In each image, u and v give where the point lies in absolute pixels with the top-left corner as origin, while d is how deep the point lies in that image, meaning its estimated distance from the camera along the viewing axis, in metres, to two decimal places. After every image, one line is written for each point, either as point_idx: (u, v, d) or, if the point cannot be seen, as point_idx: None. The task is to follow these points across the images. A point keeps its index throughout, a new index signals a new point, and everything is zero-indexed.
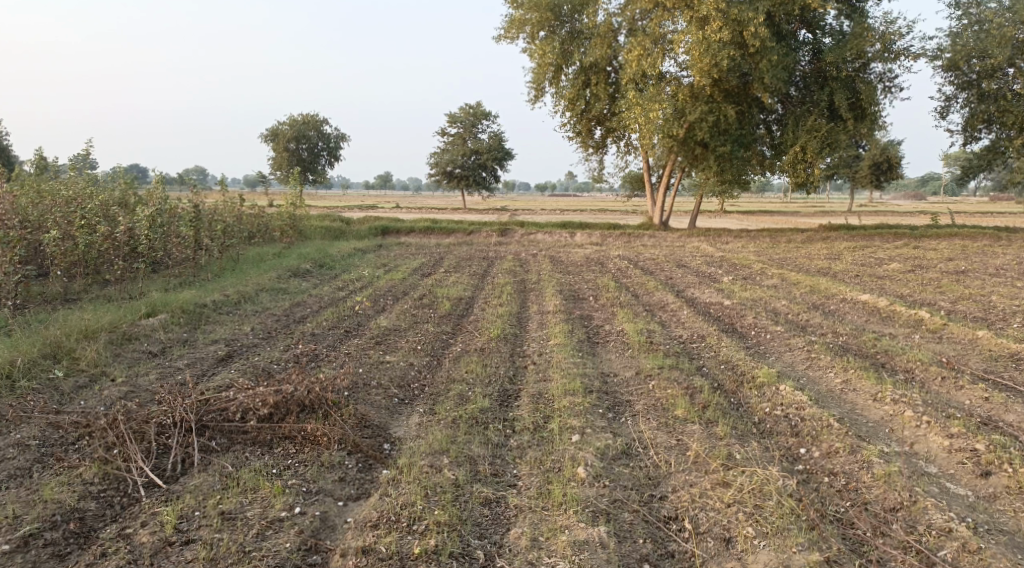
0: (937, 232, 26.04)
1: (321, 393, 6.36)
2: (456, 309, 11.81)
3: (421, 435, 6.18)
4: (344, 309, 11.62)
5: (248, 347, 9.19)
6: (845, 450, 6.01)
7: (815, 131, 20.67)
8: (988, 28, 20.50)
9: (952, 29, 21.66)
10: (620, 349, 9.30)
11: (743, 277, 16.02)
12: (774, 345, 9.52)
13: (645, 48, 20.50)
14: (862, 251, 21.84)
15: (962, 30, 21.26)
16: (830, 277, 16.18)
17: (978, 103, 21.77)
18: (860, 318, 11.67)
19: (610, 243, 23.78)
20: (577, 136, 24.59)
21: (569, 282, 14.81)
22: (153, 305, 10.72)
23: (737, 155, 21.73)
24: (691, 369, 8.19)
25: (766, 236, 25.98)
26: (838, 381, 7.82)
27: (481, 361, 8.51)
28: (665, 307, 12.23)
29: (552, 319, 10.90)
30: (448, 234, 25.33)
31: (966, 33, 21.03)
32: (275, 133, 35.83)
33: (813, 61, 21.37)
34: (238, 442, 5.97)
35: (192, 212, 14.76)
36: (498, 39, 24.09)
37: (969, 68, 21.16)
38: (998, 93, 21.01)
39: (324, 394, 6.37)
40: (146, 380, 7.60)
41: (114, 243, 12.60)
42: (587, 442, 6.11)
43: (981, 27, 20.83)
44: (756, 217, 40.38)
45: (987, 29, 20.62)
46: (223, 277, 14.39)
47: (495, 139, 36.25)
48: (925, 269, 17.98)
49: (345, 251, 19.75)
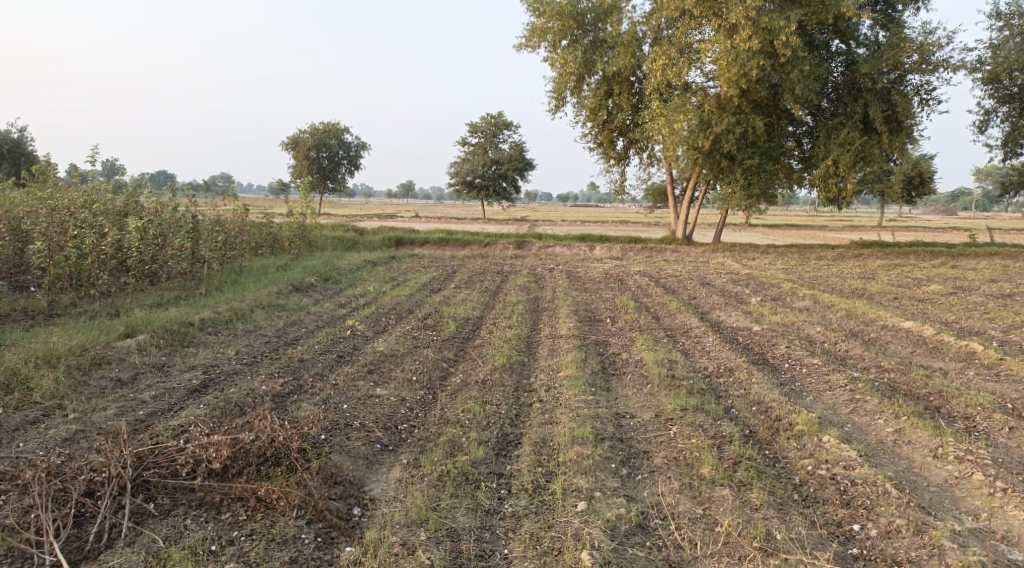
0: (975, 250, 24.74)
1: (286, 443, 5.52)
2: (462, 331, 10.90)
3: (399, 497, 5.31)
4: (340, 331, 10.74)
5: (227, 375, 8.33)
6: (909, 530, 5.02)
7: (848, 144, 19.66)
8: None
9: (992, 41, 20.48)
10: (638, 383, 8.33)
11: (772, 299, 14.94)
12: (812, 382, 8.51)
13: (670, 57, 19.57)
14: (898, 271, 20.72)
15: (1003, 42, 20.04)
16: (865, 300, 15.10)
17: (1020, 117, 20.58)
18: (905, 350, 10.62)
19: (631, 257, 22.77)
20: (598, 147, 23.63)
21: (585, 301, 13.85)
22: (132, 324, 9.92)
23: (765, 168, 20.62)
24: (719, 412, 7.19)
25: (794, 252, 24.82)
26: (889, 430, 6.81)
27: (481, 396, 7.58)
28: (687, 333, 11.22)
29: (564, 346, 9.95)
30: (463, 245, 24.45)
31: (1008, 44, 19.79)
32: (295, 142, 35.21)
33: (846, 72, 20.23)
34: (181, 503, 5.14)
35: (191, 220, 13.91)
36: (519, 47, 23.21)
37: (1011, 81, 19.97)
38: None
39: (290, 444, 5.53)
40: (101, 417, 6.77)
41: (103, 254, 11.70)
42: (595, 512, 5.16)
43: None
44: (783, 232, 39.21)
45: None
46: (220, 292, 13.61)
47: (515, 149, 35.39)
48: (967, 292, 16.86)
49: (354, 263, 18.96)
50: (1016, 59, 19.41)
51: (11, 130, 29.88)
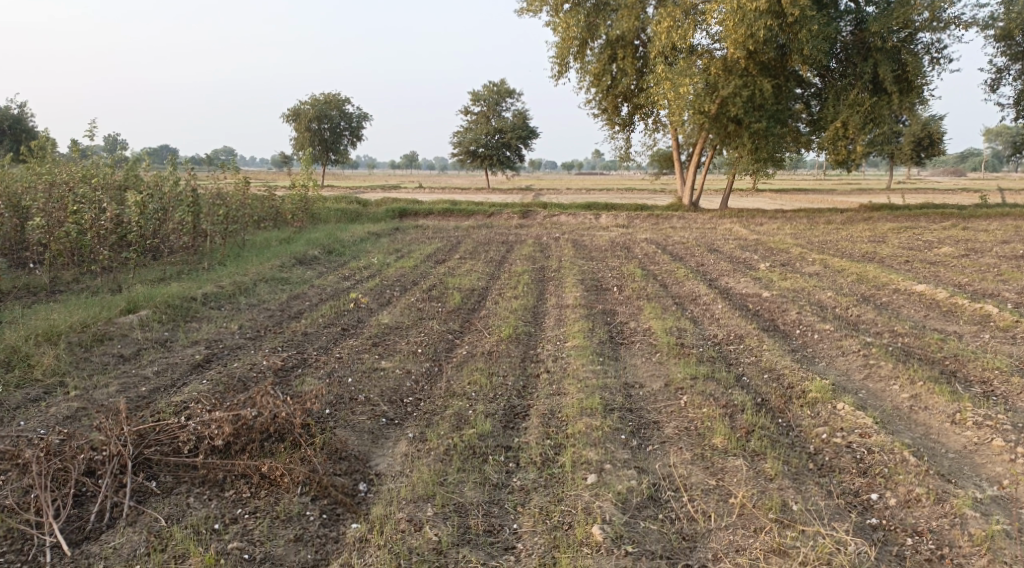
0: (987, 211, 24.42)
1: (289, 418, 5.43)
2: (467, 302, 10.77)
3: (405, 473, 5.21)
4: (344, 303, 10.60)
5: (230, 350, 8.21)
6: (930, 499, 4.89)
7: (857, 106, 19.32)
8: None
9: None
10: (647, 352, 8.20)
11: (781, 264, 14.73)
12: (823, 348, 8.37)
13: (675, 19, 19.13)
14: (908, 234, 20.46)
15: None
16: (875, 264, 14.88)
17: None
18: (918, 314, 10.45)
19: (638, 225, 22.52)
20: (602, 113, 23.27)
21: (592, 269, 13.68)
22: (134, 299, 9.80)
23: (773, 131, 20.20)
24: (730, 380, 7.05)
25: (802, 216, 24.52)
26: (905, 396, 6.68)
27: (487, 368, 7.45)
28: (696, 300, 11.05)
29: (571, 315, 9.80)
30: (468, 215, 24.23)
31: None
32: (296, 114, 34.83)
33: (855, 31, 19.77)
34: (184, 481, 5.06)
35: (192, 193, 13.68)
36: (520, 12, 22.78)
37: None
38: None
39: (294, 419, 5.43)
40: (103, 394, 6.66)
41: (103, 230, 11.48)
42: (606, 485, 5.04)
43: None
44: (790, 197, 38.86)
45: None
46: (224, 266, 13.48)
47: (518, 117, 34.98)
48: (980, 253, 16.62)
49: (358, 235, 18.79)
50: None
51: (11, 107, 29.65)
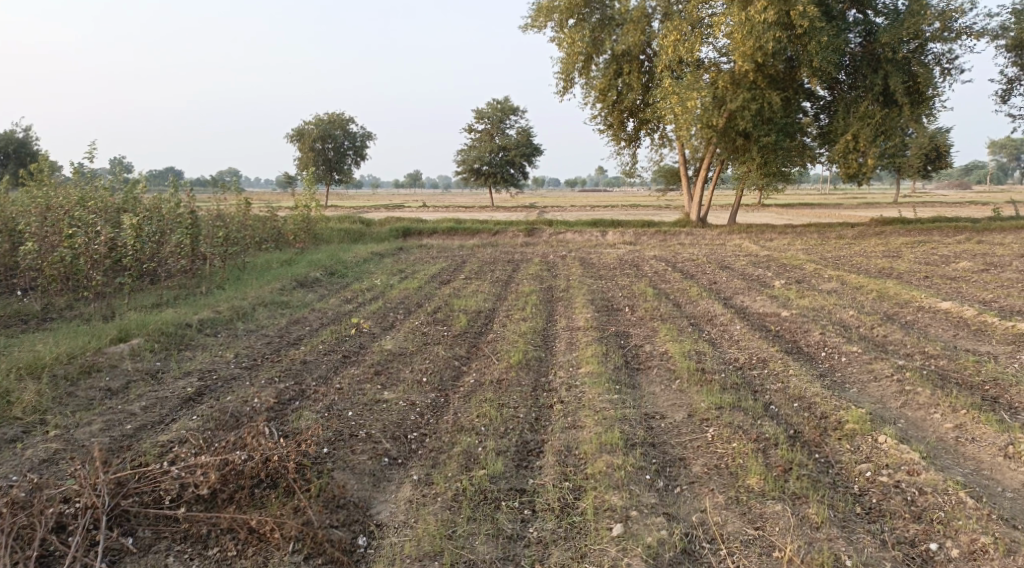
0: (1001, 224, 23.94)
1: (281, 463, 5.19)
2: (474, 325, 10.31)
3: (409, 523, 4.93)
4: (345, 329, 10.13)
5: (223, 382, 7.74)
6: (998, 551, 4.56)
7: (868, 118, 18.94)
8: None
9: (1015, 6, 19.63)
10: (666, 379, 7.71)
11: (797, 281, 14.24)
12: (854, 373, 7.86)
13: (682, 32, 18.78)
14: (923, 248, 20.00)
15: None
16: (894, 279, 14.41)
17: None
18: (945, 333, 9.95)
19: (645, 242, 22.07)
20: (608, 129, 22.88)
21: (602, 288, 13.21)
22: (126, 327, 9.36)
23: (782, 145, 19.78)
24: (758, 410, 6.55)
25: (812, 231, 24.05)
26: (949, 426, 6.19)
27: (497, 398, 6.97)
28: (712, 320, 10.57)
29: (583, 339, 9.31)
30: (472, 234, 23.79)
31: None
32: (300, 134, 34.57)
33: (864, 42, 19.41)
34: (164, 536, 4.83)
35: (191, 215, 13.24)
36: (525, 28, 22.48)
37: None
38: None
39: (286, 464, 5.20)
40: (84, 433, 6.22)
41: (97, 253, 11.04)
42: (634, 537, 4.73)
43: None
44: (797, 211, 38.43)
45: None
46: (222, 290, 13.05)
47: (523, 134, 34.65)
48: (1000, 268, 16.12)
49: (361, 255, 18.36)
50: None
51: (14, 130, 29.42)
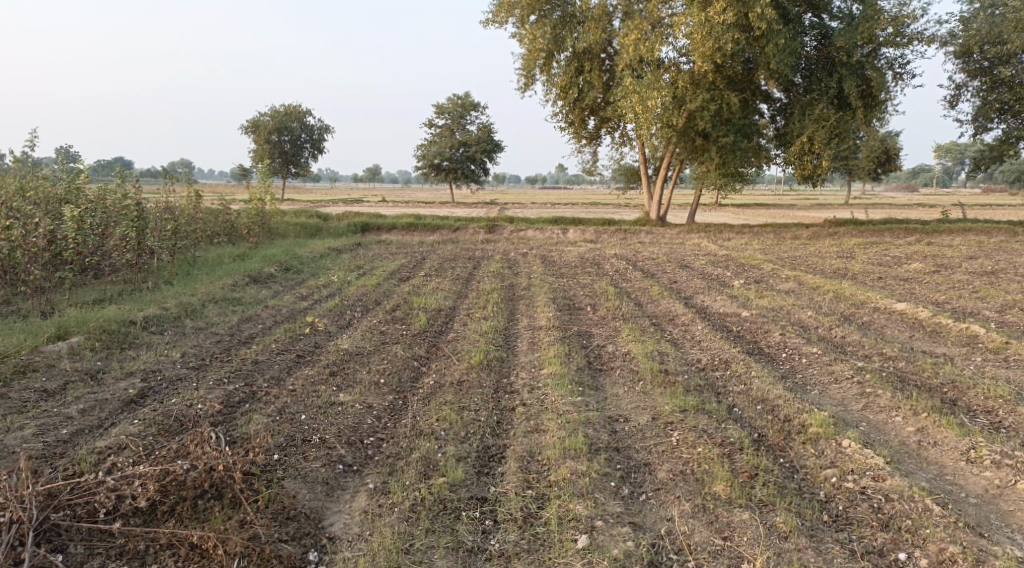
0: (949, 226, 24.49)
1: (227, 472, 4.94)
2: (433, 323, 10.07)
3: (363, 536, 4.73)
4: (299, 327, 9.80)
5: (169, 383, 7.41)
6: (966, 560, 4.54)
7: (823, 121, 19.07)
8: (1003, 12, 18.84)
9: (964, 14, 20.04)
10: (629, 380, 7.59)
11: (755, 281, 14.30)
12: (815, 374, 7.83)
13: (642, 31, 18.77)
14: (875, 249, 20.33)
15: (974, 15, 19.61)
16: (849, 280, 14.55)
17: (990, 92, 20.24)
18: (901, 334, 10.03)
19: (605, 240, 22.02)
20: (569, 126, 22.80)
21: (563, 287, 13.08)
22: (65, 325, 8.94)
23: (740, 146, 19.90)
24: (722, 413, 6.46)
25: (769, 231, 24.30)
26: (911, 430, 6.18)
27: (457, 401, 6.75)
28: (673, 321, 10.51)
29: (545, 339, 9.15)
30: (432, 230, 23.49)
31: (979, 17, 19.36)
32: (255, 125, 33.81)
33: (820, 46, 19.63)
34: (98, 552, 4.57)
35: (138, 207, 12.74)
36: (486, 23, 22.24)
37: (982, 54, 19.56)
38: (1013, 81, 19.45)
39: (232, 473, 4.95)
40: (15, 439, 5.88)
41: (36, 247, 10.53)
42: (599, 549, 4.62)
43: (996, 12, 19.21)
44: (753, 211, 38.90)
45: (1001, 13, 18.98)
46: (170, 286, 12.59)
47: (483, 130, 34.39)
48: (950, 269, 16.43)
49: (318, 251, 17.94)
50: (988, 33, 18.98)
51: None
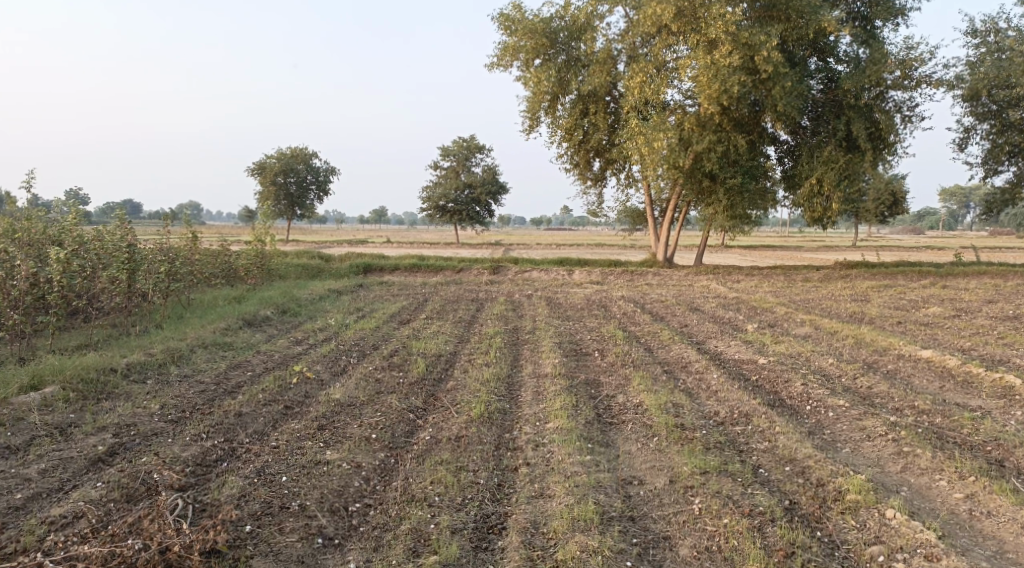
0: (963, 269, 23.89)
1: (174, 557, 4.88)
2: (432, 371, 9.46)
3: None
4: (290, 375, 9.20)
5: (143, 438, 6.83)
6: None
7: (831, 162, 18.61)
8: (1011, 55, 18.47)
9: (970, 58, 19.72)
10: (643, 435, 6.96)
11: (769, 325, 13.70)
12: (844, 430, 7.17)
13: (647, 74, 18.46)
14: (889, 292, 19.76)
15: (981, 59, 19.27)
16: (868, 325, 13.95)
17: (999, 134, 19.85)
18: (932, 385, 9.38)
19: (612, 282, 21.49)
20: (574, 168, 22.42)
21: (569, 331, 12.50)
22: (40, 374, 8.38)
23: (748, 188, 19.49)
24: (748, 475, 5.83)
25: (779, 273, 23.77)
26: (959, 497, 5.58)
27: (455, 460, 6.13)
28: (687, 369, 9.89)
29: (551, 388, 8.54)
30: (435, 271, 23.00)
31: (986, 60, 19.01)
32: (261, 167, 33.63)
33: (826, 89, 19.29)
34: None
35: (129, 249, 12.16)
36: (490, 67, 22.03)
37: (990, 98, 19.17)
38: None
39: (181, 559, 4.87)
40: None
41: (17, 290, 9.99)
42: None
43: (1004, 55, 18.85)
44: (761, 253, 38.35)
45: (1009, 57, 18.61)
46: (160, 330, 12.04)
47: (488, 173, 34.19)
48: (970, 314, 15.83)
49: (317, 293, 17.42)
50: (996, 76, 18.58)
51: None
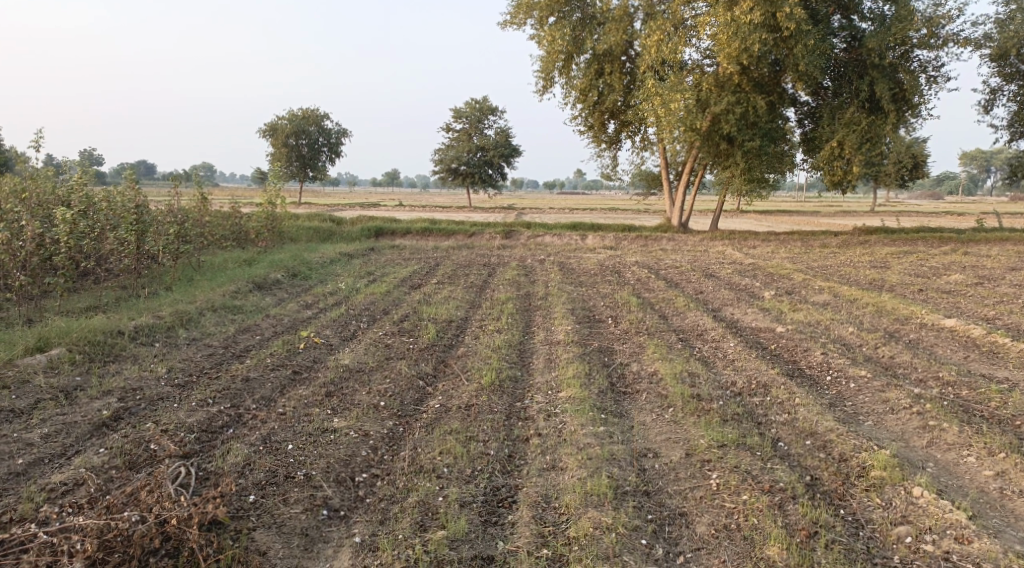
0: (984, 235, 23.38)
1: (176, 528, 4.73)
2: (442, 336, 9.28)
3: None
4: (299, 339, 9.06)
5: (148, 402, 6.70)
6: None
7: (853, 125, 18.12)
8: None
9: (999, 16, 18.99)
10: (658, 406, 6.76)
11: (786, 292, 13.41)
12: (866, 402, 6.95)
13: (664, 32, 17.91)
14: (908, 259, 19.37)
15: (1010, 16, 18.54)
16: (888, 292, 13.63)
17: None
18: (955, 355, 9.12)
19: (626, 247, 21.19)
20: (588, 130, 21.97)
21: (581, 296, 12.27)
22: (46, 336, 8.26)
23: (766, 150, 19.03)
24: (768, 449, 5.63)
25: (796, 239, 23.36)
26: (988, 474, 5.38)
27: (465, 429, 5.95)
28: (702, 336, 9.65)
29: (564, 355, 8.35)
30: (447, 235, 22.74)
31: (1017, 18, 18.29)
32: (273, 129, 33.28)
33: (849, 48, 18.65)
34: None
35: (137, 209, 11.98)
36: (503, 25, 21.50)
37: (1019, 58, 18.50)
38: None
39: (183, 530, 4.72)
40: None
41: (23, 251, 9.84)
42: None
43: None
44: (777, 218, 37.81)
45: None
46: (168, 292, 11.91)
47: (501, 134, 33.68)
48: (992, 282, 15.46)
49: (327, 256, 17.26)
50: None
51: None
